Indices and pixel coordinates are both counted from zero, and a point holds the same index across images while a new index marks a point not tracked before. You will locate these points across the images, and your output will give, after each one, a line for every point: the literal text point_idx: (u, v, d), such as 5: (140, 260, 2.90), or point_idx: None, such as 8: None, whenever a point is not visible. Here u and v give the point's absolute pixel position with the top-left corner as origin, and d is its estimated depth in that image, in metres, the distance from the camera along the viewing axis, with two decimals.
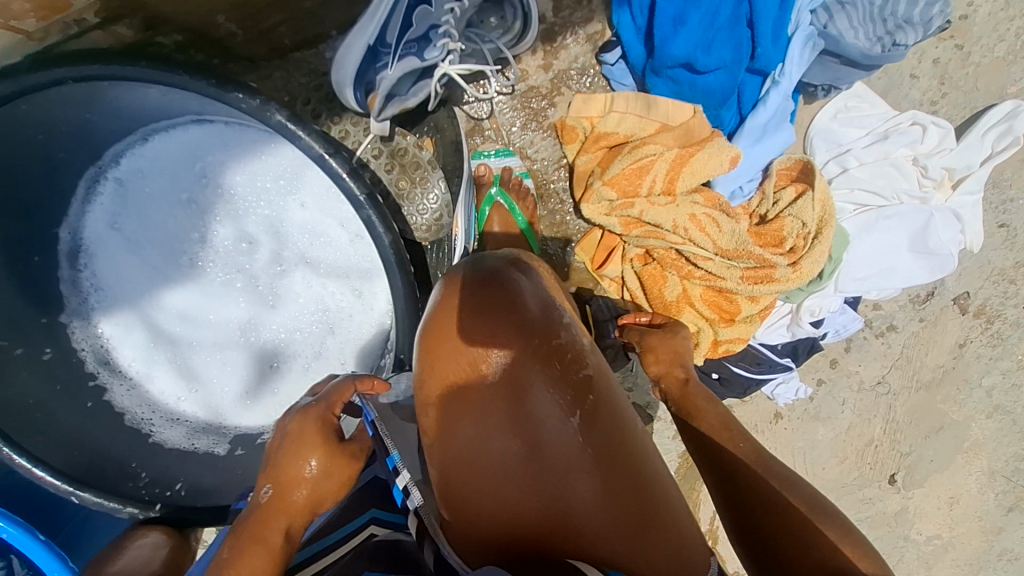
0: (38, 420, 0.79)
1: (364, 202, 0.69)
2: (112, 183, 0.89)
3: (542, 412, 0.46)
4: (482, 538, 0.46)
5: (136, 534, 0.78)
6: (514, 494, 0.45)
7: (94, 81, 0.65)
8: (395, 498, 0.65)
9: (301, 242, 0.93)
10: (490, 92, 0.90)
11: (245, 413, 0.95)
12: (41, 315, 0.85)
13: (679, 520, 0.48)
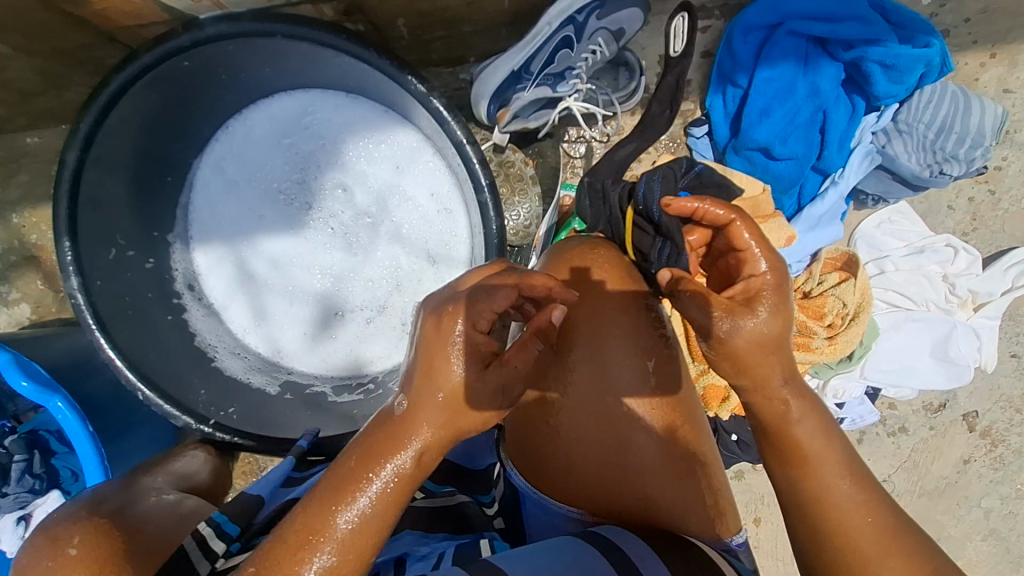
0: (127, 319, 0.85)
1: (485, 186, 0.79)
2: (232, 132, 1.00)
3: (627, 374, 0.64)
4: (564, 462, 0.64)
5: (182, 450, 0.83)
6: (595, 432, 0.64)
7: (297, 40, 0.76)
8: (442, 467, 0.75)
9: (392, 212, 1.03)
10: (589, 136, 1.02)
11: (304, 357, 1.04)
12: (151, 230, 0.94)
13: (720, 481, 0.64)
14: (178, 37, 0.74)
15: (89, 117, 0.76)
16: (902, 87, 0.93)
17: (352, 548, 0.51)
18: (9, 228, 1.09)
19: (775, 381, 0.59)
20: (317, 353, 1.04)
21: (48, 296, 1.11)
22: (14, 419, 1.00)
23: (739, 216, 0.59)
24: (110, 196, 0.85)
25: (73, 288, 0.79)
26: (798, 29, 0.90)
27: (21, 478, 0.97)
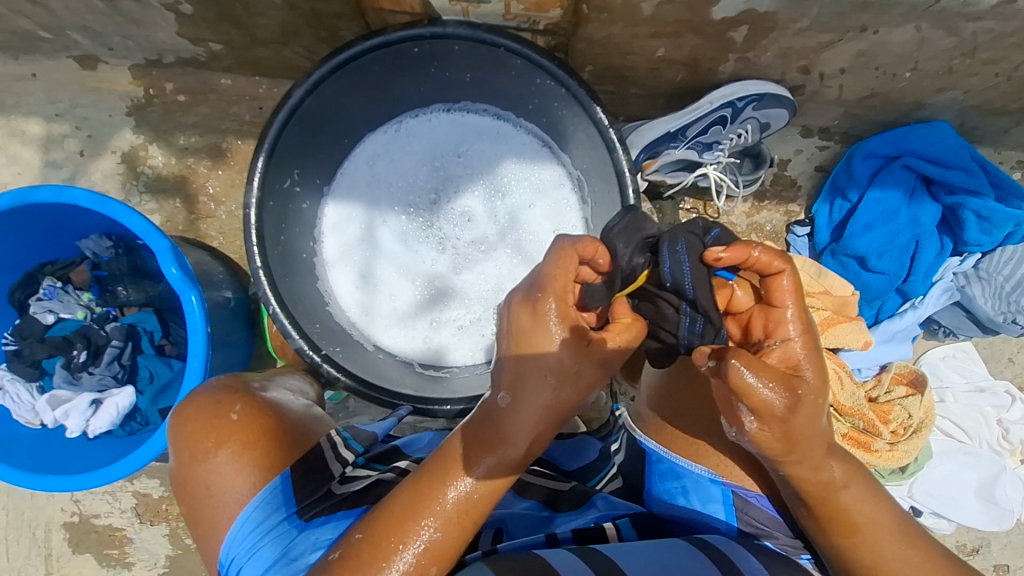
0: (271, 248, 0.92)
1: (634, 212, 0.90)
2: (395, 128, 1.09)
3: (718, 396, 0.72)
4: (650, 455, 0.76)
5: (282, 377, 0.90)
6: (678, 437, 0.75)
7: (515, 56, 0.89)
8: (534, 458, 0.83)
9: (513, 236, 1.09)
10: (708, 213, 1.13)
11: (394, 340, 1.07)
12: (315, 178, 1.03)
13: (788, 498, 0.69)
14: (422, 27, 0.87)
15: (323, 68, 0.87)
16: (991, 239, 1.05)
17: (456, 525, 0.64)
18: (172, 147, 1.20)
19: (819, 455, 0.63)
20: (407, 336, 1.08)
21: (181, 214, 1.20)
22: (119, 309, 1.06)
23: (790, 269, 0.61)
24: (301, 137, 0.94)
25: (252, 201, 0.88)
26: (913, 164, 1.04)
27: (110, 363, 1.01)
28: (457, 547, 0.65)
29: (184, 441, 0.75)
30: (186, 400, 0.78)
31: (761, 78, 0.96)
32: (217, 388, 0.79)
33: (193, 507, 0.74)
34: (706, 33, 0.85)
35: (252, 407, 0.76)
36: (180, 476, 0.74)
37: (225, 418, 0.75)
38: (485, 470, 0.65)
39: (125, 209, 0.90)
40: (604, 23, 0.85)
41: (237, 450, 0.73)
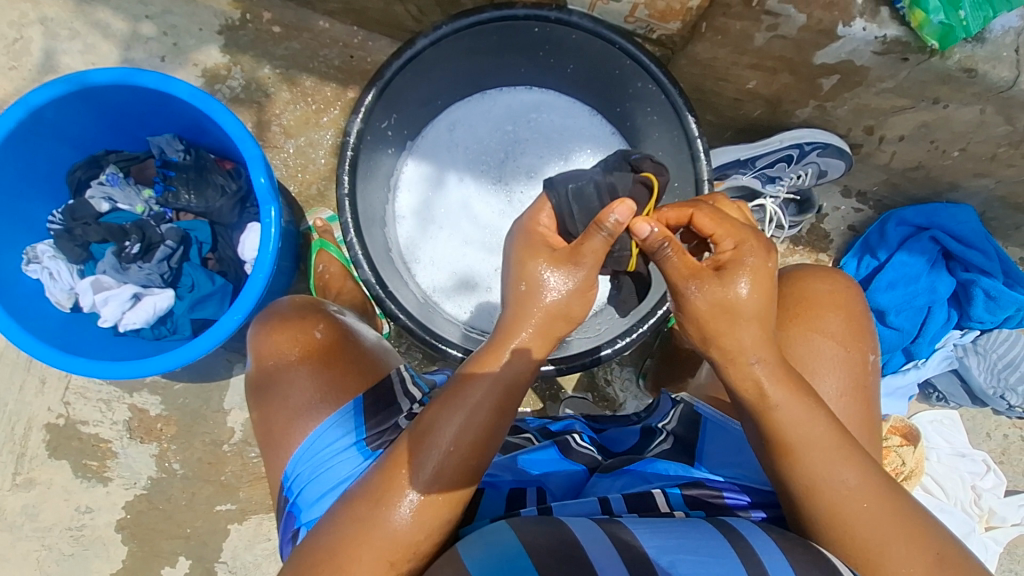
0: (358, 182, 0.93)
1: None
2: (478, 98, 1.12)
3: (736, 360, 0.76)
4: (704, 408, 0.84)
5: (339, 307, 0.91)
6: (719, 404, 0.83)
7: (626, 55, 0.95)
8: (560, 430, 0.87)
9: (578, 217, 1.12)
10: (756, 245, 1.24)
11: (449, 298, 1.10)
12: (404, 129, 1.06)
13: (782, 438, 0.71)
14: (548, 10, 0.93)
15: (451, 24, 0.91)
16: (992, 318, 1.15)
17: (471, 447, 0.64)
18: (255, 74, 1.21)
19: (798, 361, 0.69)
20: (462, 292, 1.10)
21: None
22: (176, 212, 1.04)
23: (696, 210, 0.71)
24: (407, 85, 0.97)
25: (353, 130, 0.90)
26: (940, 238, 1.15)
27: (160, 261, 0.99)
28: (476, 472, 0.65)
29: (266, 356, 0.81)
30: (272, 309, 0.86)
31: (829, 129, 1.06)
32: (305, 306, 0.86)
33: (264, 415, 0.78)
34: (800, 75, 0.93)
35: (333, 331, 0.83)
36: (259, 383, 0.80)
37: (309, 335, 0.81)
38: (486, 392, 0.66)
39: (224, 111, 0.91)
40: (714, 45, 0.93)
41: (317, 368, 0.79)
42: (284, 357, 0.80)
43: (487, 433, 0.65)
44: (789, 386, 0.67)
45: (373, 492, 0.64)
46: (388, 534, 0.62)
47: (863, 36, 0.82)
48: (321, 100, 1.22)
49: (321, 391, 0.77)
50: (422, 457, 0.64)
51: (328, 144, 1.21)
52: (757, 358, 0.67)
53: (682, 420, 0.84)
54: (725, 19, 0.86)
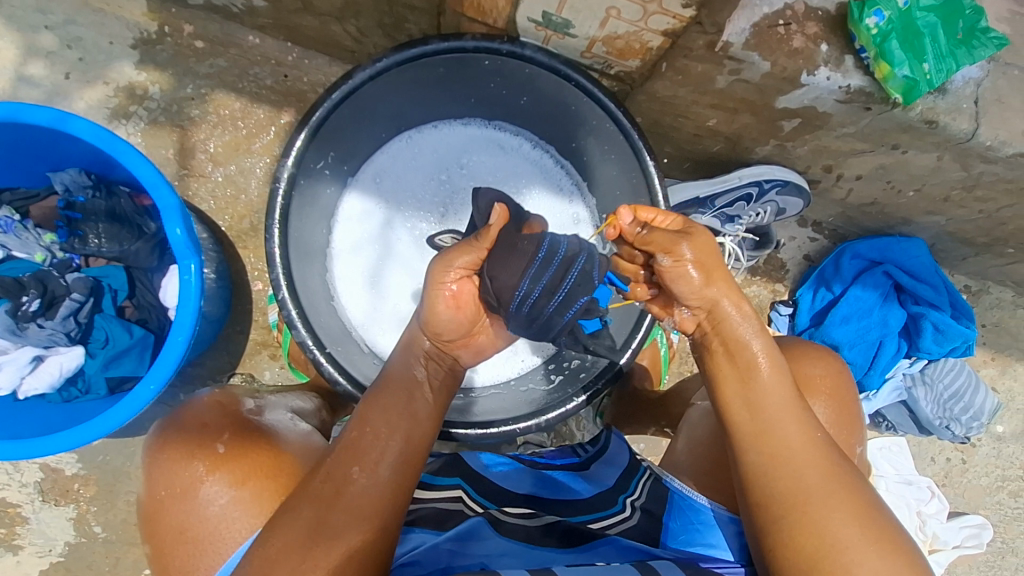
0: (291, 234, 0.85)
1: None
2: (408, 137, 1.04)
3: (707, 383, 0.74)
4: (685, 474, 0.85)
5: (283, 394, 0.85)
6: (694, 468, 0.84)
7: (581, 93, 0.89)
8: (496, 493, 0.77)
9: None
10: None
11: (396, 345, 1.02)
12: (344, 165, 0.97)
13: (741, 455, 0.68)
14: (500, 42, 0.86)
15: (391, 58, 0.84)
16: (941, 349, 1.16)
17: (398, 434, 0.68)
18: (176, 94, 1.09)
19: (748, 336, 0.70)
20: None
21: (172, 166, 1.10)
22: (84, 258, 0.93)
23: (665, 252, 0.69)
24: (346, 120, 0.89)
25: (283, 176, 0.82)
26: (893, 272, 1.16)
27: (64, 318, 0.89)
28: (410, 459, 0.67)
29: (158, 480, 0.68)
30: (174, 417, 0.72)
31: (788, 166, 1.03)
32: (206, 410, 0.73)
33: (161, 546, 0.66)
34: (761, 117, 0.90)
35: (242, 436, 0.70)
36: (150, 505, 0.68)
37: (211, 450, 0.68)
38: (408, 384, 0.73)
39: (133, 153, 0.80)
40: (674, 84, 0.88)
41: (231, 481, 0.66)
42: (183, 476, 0.67)
43: (414, 418, 0.70)
44: (733, 377, 0.70)
45: (313, 496, 0.63)
46: (334, 534, 0.60)
47: (827, 85, 0.78)
48: (252, 124, 1.11)
49: (240, 518, 0.64)
50: (361, 451, 0.66)
51: (261, 172, 1.11)
52: (726, 298, 0.70)
53: (652, 496, 0.78)
54: (687, 61, 0.81)
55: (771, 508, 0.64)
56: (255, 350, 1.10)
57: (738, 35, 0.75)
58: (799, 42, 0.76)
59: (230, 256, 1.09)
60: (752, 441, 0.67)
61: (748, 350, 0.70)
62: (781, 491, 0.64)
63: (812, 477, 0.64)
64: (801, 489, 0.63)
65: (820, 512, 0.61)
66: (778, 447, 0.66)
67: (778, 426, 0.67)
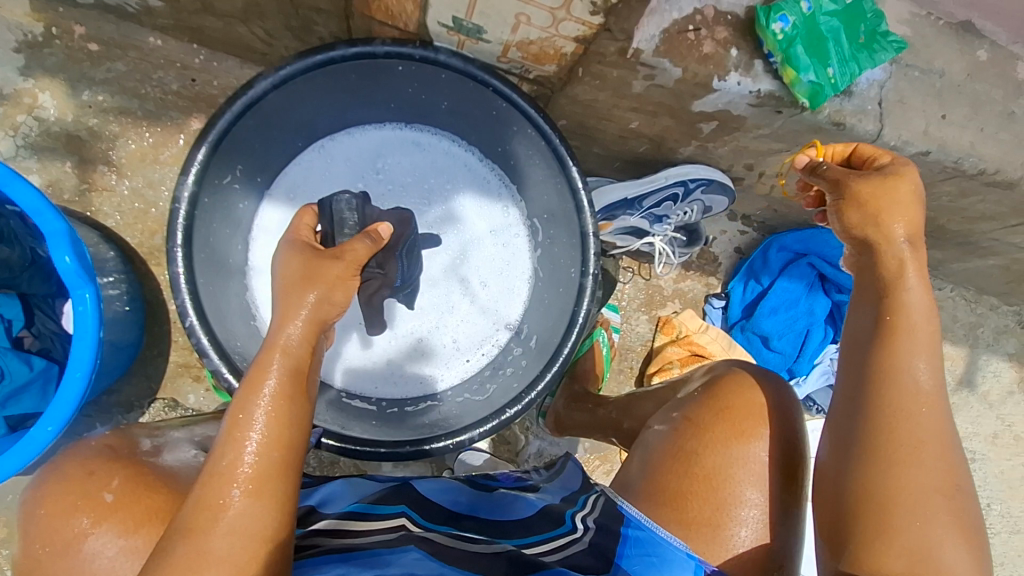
0: (196, 254, 0.80)
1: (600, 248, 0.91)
2: (321, 146, 1.00)
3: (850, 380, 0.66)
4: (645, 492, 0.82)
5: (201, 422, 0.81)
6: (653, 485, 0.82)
7: (501, 97, 0.87)
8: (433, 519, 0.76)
9: (469, 263, 1.06)
10: (651, 276, 1.23)
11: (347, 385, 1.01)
12: (256, 177, 0.93)
13: (871, 482, 0.62)
14: (412, 47, 0.83)
15: (295, 65, 0.79)
16: None
17: (276, 449, 0.61)
18: (71, 101, 1.01)
19: (906, 335, 0.63)
20: (373, 356, 1.04)
21: (71, 180, 1.02)
22: None
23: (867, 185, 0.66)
24: (253, 131, 0.85)
25: (184, 195, 0.77)
26: (817, 263, 1.19)
27: None
28: (290, 471, 0.61)
29: (37, 537, 0.62)
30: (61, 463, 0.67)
31: (713, 164, 1.04)
32: (94, 453, 0.66)
33: None
34: (680, 119, 0.90)
35: (135, 480, 0.63)
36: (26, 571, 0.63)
37: (98, 500, 0.61)
38: (278, 390, 0.63)
39: (8, 174, 0.73)
40: (593, 88, 0.87)
41: (122, 530, 0.61)
42: (66, 526, 0.61)
43: (290, 424, 0.63)
44: (890, 387, 0.63)
45: (183, 533, 0.55)
46: (208, 561, 0.54)
47: (738, 90, 0.79)
48: (158, 132, 1.04)
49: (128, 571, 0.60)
50: (233, 474, 0.58)
51: (172, 184, 1.04)
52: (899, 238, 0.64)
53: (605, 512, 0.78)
54: (602, 66, 0.80)
55: (893, 542, 0.60)
56: (177, 373, 1.04)
57: (648, 41, 0.75)
58: (709, 47, 0.76)
59: (142, 275, 1.03)
60: (880, 440, 0.62)
61: (909, 346, 0.63)
62: (903, 527, 0.60)
63: (936, 490, 0.61)
64: (933, 529, 0.60)
65: (928, 528, 0.60)
66: (913, 480, 0.61)
67: (914, 420, 0.62)
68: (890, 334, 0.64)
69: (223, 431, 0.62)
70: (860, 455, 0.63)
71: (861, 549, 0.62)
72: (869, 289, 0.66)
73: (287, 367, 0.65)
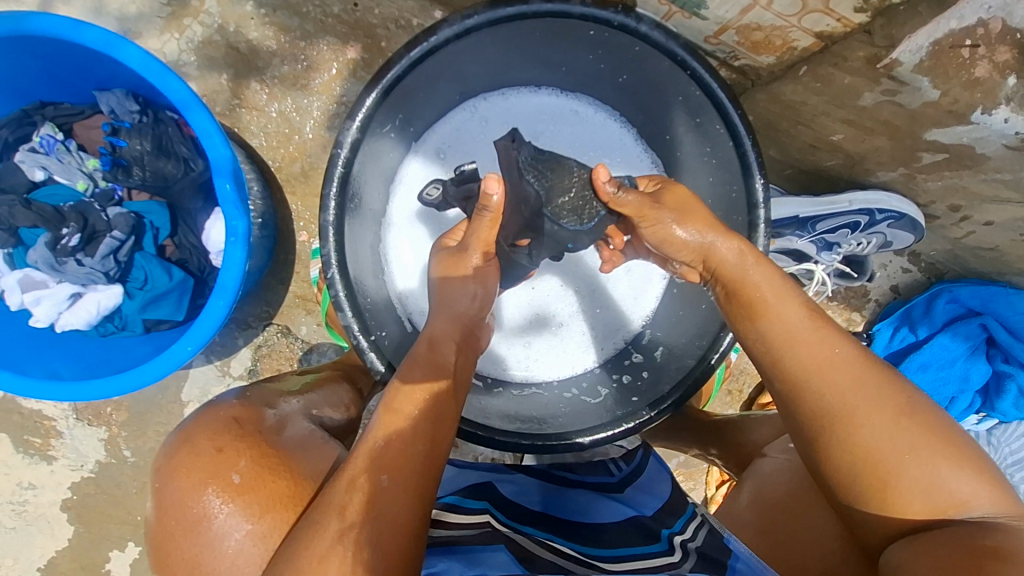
0: (349, 202, 0.77)
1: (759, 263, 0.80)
2: (472, 106, 0.93)
3: (792, 322, 0.64)
4: (749, 522, 0.77)
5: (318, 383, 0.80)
6: (754, 520, 0.76)
7: (697, 87, 0.77)
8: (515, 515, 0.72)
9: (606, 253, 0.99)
10: None
11: (482, 369, 0.96)
12: (409, 126, 0.88)
13: (861, 431, 0.59)
14: (613, 12, 0.74)
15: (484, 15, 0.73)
16: (1018, 414, 1.05)
17: (421, 438, 0.63)
18: (234, 10, 0.98)
19: (796, 308, 0.65)
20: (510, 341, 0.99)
21: (224, 93, 1.00)
22: (128, 190, 0.87)
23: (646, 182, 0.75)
24: (422, 80, 0.80)
25: (346, 140, 0.74)
26: (991, 326, 1.03)
27: (104, 257, 0.83)
28: (432, 467, 0.62)
29: (168, 510, 0.64)
30: (205, 410, 0.69)
31: (909, 195, 0.89)
32: (219, 425, 0.67)
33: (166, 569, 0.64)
34: (900, 143, 0.76)
35: (261, 461, 0.64)
36: (154, 523, 0.65)
37: (227, 479, 0.63)
38: (426, 381, 0.67)
39: (188, 95, 0.72)
40: (807, 90, 0.75)
41: (249, 513, 0.62)
42: (191, 508, 0.63)
43: (436, 420, 0.65)
44: (822, 324, 0.64)
45: (337, 507, 0.57)
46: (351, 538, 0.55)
47: (1001, 128, 0.64)
48: (313, 56, 1.00)
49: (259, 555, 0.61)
50: (388, 460, 0.60)
51: (318, 112, 1.01)
52: (755, 275, 0.67)
53: (709, 540, 0.69)
54: (834, 70, 0.70)
55: (875, 473, 0.58)
56: (294, 303, 1.05)
57: (912, 53, 0.63)
58: (983, 70, 0.61)
59: (277, 200, 1.02)
60: (829, 429, 0.60)
61: (803, 340, 0.63)
62: (893, 459, 0.57)
63: (908, 431, 0.58)
64: (905, 450, 0.57)
65: (936, 469, 0.56)
66: (872, 421, 0.58)
67: (834, 363, 0.61)
68: (759, 297, 0.66)
69: (375, 418, 0.64)
70: (823, 424, 0.60)
71: (894, 531, 0.58)
72: (736, 311, 0.68)
73: (438, 360, 0.69)
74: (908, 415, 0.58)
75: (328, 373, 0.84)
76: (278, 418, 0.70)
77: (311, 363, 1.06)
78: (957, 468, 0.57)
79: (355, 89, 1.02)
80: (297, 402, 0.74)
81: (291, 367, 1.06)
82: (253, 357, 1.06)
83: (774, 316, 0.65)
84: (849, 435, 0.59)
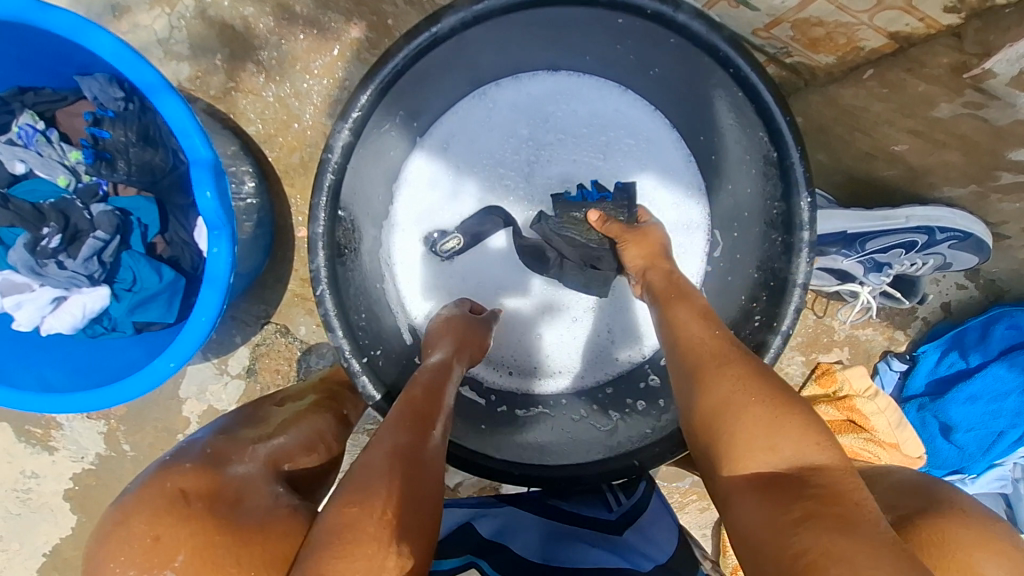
0: (342, 209, 0.70)
1: (800, 288, 0.70)
2: (484, 95, 0.84)
3: (677, 309, 0.63)
4: None
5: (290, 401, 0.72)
6: None
7: (740, 88, 0.67)
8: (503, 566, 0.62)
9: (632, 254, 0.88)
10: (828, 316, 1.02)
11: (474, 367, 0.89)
12: (414, 121, 0.80)
13: (706, 391, 0.53)
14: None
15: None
16: None
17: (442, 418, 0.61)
18: None
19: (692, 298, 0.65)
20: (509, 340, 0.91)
21: (219, 74, 0.92)
22: (113, 185, 0.81)
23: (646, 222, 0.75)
24: (427, 73, 0.72)
25: (338, 143, 0.67)
26: None
27: (87, 258, 0.78)
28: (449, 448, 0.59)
29: None
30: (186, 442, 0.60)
31: (976, 213, 0.79)
32: (155, 495, 0.47)
33: None
34: (975, 160, 0.66)
35: (208, 542, 0.45)
36: None
37: None
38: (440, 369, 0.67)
39: (164, 89, 0.65)
40: (870, 95, 0.64)
41: None
42: None
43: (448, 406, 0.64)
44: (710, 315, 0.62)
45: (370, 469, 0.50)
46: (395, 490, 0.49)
47: None
48: (314, 35, 0.92)
49: None
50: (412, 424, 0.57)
51: (319, 97, 0.93)
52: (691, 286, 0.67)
53: None
54: (907, 76, 0.60)
55: (716, 438, 0.51)
56: (292, 302, 1.00)
57: (1008, 65, 0.52)
58: None
59: (275, 193, 0.96)
60: (687, 388, 0.56)
61: (710, 325, 0.60)
62: (719, 399, 0.52)
63: (780, 399, 0.51)
64: (743, 407, 0.51)
65: (759, 428, 0.49)
66: (719, 382, 0.53)
67: (704, 337, 0.59)
68: (661, 290, 0.68)
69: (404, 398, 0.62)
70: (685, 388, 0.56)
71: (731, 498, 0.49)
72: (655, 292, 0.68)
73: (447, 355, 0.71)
74: (760, 378, 0.53)
75: (306, 407, 0.69)
76: (243, 480, 0.52)
77: (309, 365, 1.01)
78: (790, 429, 0.48)
79: (359, 72, 0.93)
80: (277, 446, 0.59)
81: (289, 368, 1.01)
82: (250, 356, 1.01)
83: (677, 303, 0.64)
84: (697, 394, 0.54)
